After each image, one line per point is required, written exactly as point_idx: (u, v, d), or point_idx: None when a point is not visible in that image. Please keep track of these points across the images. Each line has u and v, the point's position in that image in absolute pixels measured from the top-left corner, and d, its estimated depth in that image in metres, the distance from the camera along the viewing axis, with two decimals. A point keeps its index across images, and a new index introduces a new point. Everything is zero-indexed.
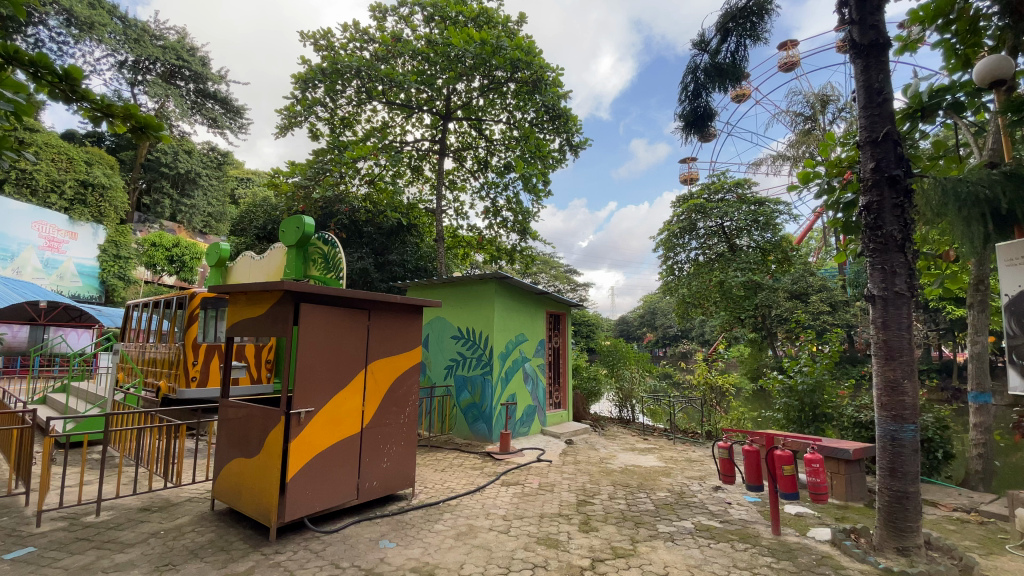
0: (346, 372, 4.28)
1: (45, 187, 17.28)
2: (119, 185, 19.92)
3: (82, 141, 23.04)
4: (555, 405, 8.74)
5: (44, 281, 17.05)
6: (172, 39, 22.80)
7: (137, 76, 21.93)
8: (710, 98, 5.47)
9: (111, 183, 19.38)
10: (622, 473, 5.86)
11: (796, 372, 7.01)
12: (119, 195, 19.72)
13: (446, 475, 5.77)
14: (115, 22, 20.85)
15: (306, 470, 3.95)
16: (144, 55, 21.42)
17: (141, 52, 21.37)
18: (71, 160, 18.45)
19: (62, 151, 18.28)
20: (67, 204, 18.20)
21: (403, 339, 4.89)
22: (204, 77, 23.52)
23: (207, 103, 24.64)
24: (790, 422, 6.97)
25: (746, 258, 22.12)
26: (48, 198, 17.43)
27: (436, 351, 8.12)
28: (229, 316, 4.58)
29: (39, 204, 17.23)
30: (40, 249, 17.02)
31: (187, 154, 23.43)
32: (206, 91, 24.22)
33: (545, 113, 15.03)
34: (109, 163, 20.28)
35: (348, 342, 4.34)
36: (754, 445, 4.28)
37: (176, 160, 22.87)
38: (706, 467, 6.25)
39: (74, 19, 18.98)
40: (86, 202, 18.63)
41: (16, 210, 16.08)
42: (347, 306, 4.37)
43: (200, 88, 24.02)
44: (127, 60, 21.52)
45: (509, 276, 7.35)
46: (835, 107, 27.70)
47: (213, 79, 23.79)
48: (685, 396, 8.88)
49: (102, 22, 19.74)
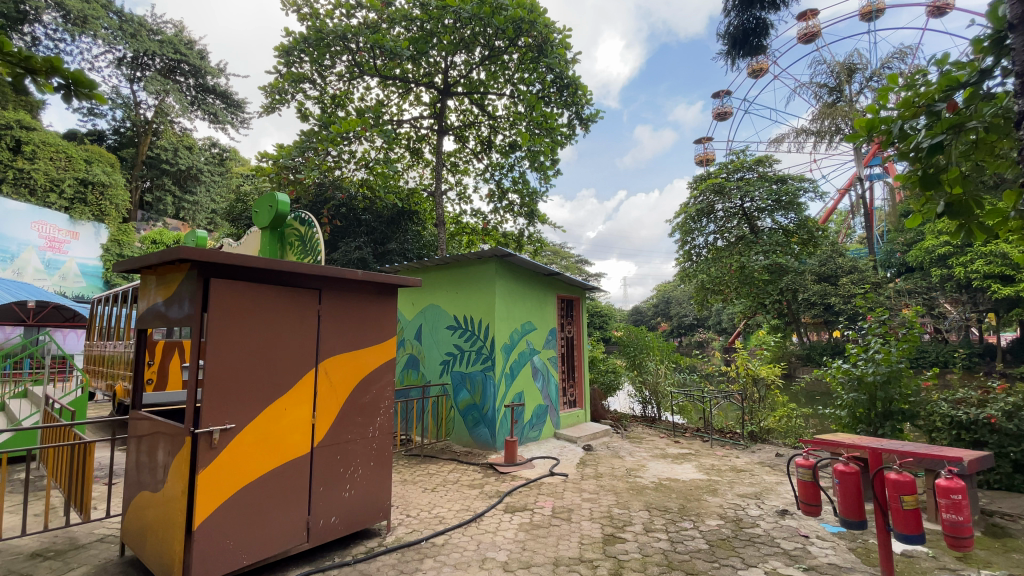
0: (285, 371, 3.17)
1: (42, 187, 16.42)
2: (120, 183, 18.93)
3: (82, 139, 22.18)
4: (569, 404, 7.53)
5: (47, 282, 16.22)
6: (170, 32, 21.47)
7: (135, 73, 21.00)
8: (767, 9, 4.23)
9: (112, 181, 18.41)
10: (657, 492, 4.66)
11: (864, 361, 5.73)
12: (120, 193, 18.75)
13: (436, 497, 4.63)
14: (111, 17, 19.62)
15: (227, 510, 2.85)
16: (141, 51, 20.26)
17: (138, 47, 20.15)
18: (70, 158, 17.50)
19: (60, 150, 17.29)
20: (68, 203, 17.30)
21: (373, 327, 3.74)
22: (204, 71, 22.36)
23: (207, 98, 23.49)
24: (857, 422, 5.76)
25: (769, 239, 20.75)
26: (48, 198, 16.53)
27: (430, 345, 6.96)
28: (141, 300, 3.48)
29: (39, 204, 16.35)
30: (41, 249, 16.17)
31: (188, 150, 22.44)
32: (207, 86, 23.03)
33: (552, 84, 13.77)
34: (110, 161, 19.33)
35: (287, 332, 3.20)
36: (853, 464, 3.07)
37: (176, 156, 21.85)
38: (762, 482, 5.04)
39: (69, 15, 17.93)
40: (86, 201, 17.70)
41: (15, 210, 15.25)
42: (285, 284, 3.23)
43: (200, 82, 22.85)
44: (126, 56, 20.53)
45: (512, 254, 6.17)
46: (862, 75, 25.93)
47: (212, 73, 22.55)
48: (722, 391, 7.60)
49: (96, 16, 18.58)
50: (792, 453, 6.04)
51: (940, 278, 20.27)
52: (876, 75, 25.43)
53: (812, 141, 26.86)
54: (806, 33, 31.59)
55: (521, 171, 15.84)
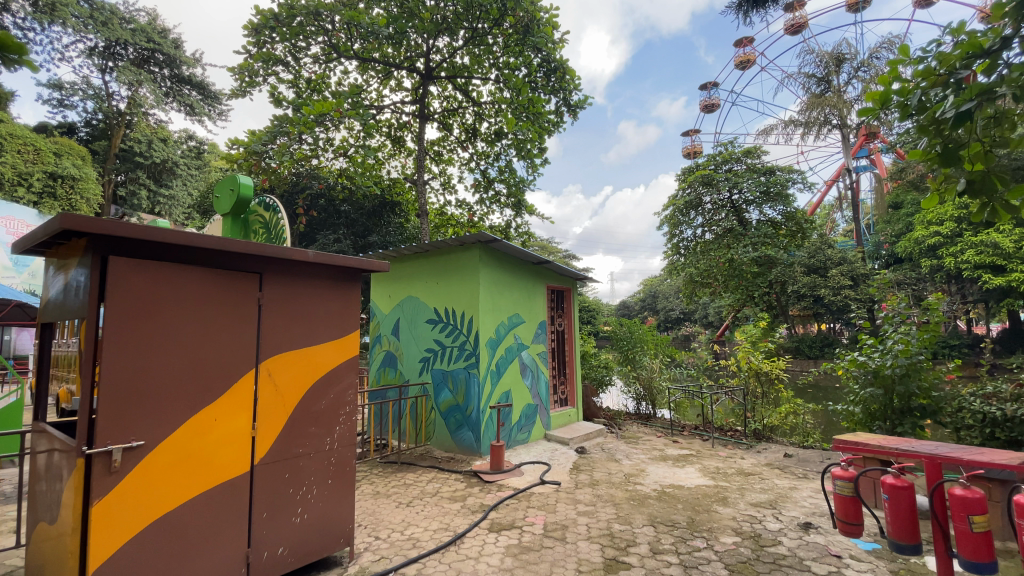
0: (215, 374, 2.58)
1: (9, 182, 14.81)
2: (93, 177, 17.11)
3: (52, 131, 20.22)
4: (560, 402, 7.00)
5: (16, 281, 15.28)
6: (142, 21, 19.51)
7: (107, 63, 19.23)
8: None
9: (84, 174, 16.76)
10: (661, 503, 4.14)
11: (880, 352, 5.28)
12: (93, 187, 17.00)
13: (412, 513, 4.04)
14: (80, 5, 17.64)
15: (134, 550, 2.26)
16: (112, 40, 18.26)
17: (109, 35, 18.19)
18: (39, 151, 15.82)
19: (29, 141, 15.58)
20: (36, 197, 15.73)
21: (331, 319, 3.16)
22: (179, 61, 20.37)
23: (183, 89, 21.57)
24: (872, 419, 5.34)
25: (757, 231, 20.49)
26: (14, 192, 14.93)
27: (408, 340, 6.35)
28: (45, 288, 2.88)
29: (4, 199, 14.80)
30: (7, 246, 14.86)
31: (163, 143, 20.66)
32: (183, 77, 21.09)
33: (539, 67, 13.20)
34: (82, 153, 17.62)
35: (217, 325, 2.61)
36: (905, 477, 2.63)
37: (151, 148, 20.07)
38: (776, 489, 4.55)
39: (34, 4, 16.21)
40: (56, 195, 16.06)
41: None
42: (215, 266, 2.64)
43: (176, 73, 20.91)
44: (97, 46, 18.78)
45: (497, 240, 5.59)
46: (851, 65, 25.74)
47: (187, 63, 20.65)
48: (723, 387, 7.12)
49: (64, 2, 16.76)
50: (803, 452, 5.58)
51: (929, 268, 20.17)
52: (864, 65, 25.27)
53: (800, 133, 26.63)
54: (792, 25, 31.38)
55: (508, 160, 15.25)
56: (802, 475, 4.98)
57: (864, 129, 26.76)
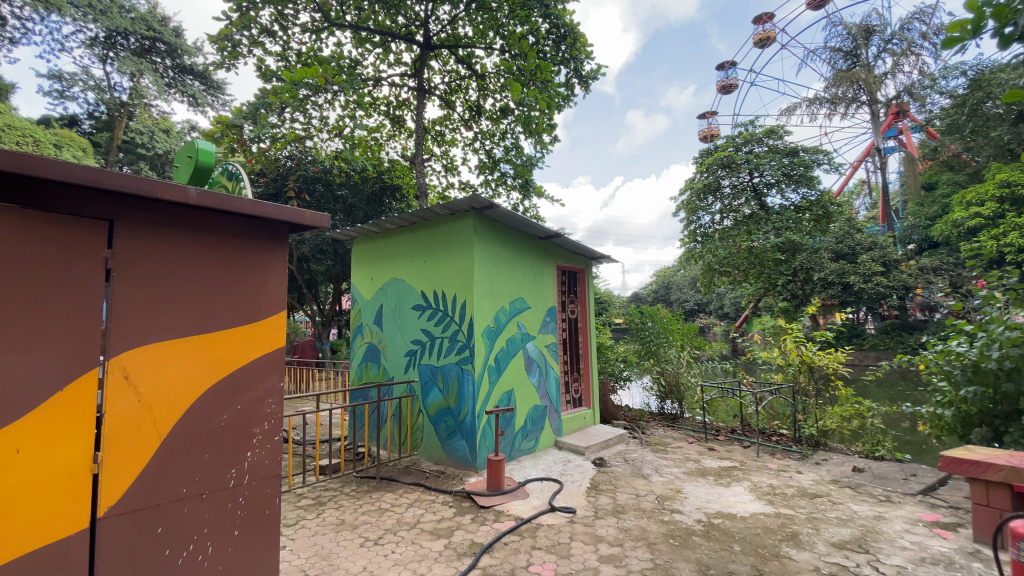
0: (21, 377, 1.61)
1: None
2: None
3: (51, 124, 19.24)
4: (574, 403, 5.95)
5: None
6: (142, 8, 18.26)
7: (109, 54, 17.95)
8: None
9: None
10: (712, 544, 3.08)
11: (982, 340, 4.13)
12: None
13: (379, 557, 3.04)
14: None
15: None
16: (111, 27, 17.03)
17: (108, 23, 17.02)
18: (38, 142, 14.88)
19: (27, 133, 14.76)
20: None
21: (234, 295, 2.18)
22: (182, 50, 18.93)
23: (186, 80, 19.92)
24: (970, 423, 4.25)
25: (779, 216, 19.18)
26: None
27: (392, 331, 5.31)
28: None
29: None
30: None
31: (165, 134, 19.21)
32: (186, 66, 19.48)
33: (547, 33, 12.02)
34: (82, 145, 16.72)
35: (23, 300, 1.62)
36: None
37: (153, 140, 18.23)
38: (858, 520, 3.52)
39: None
40: None
41: None
42: (22, 206, 1.64)
43: (178, 63, 19.38)
44: (98, 35, 17.51)
45: (495, 207, 4.52)
46: (881, 37, 24.15)
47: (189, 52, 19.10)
48: (769, 385, 6.01)
49: None
50: (878, 467, 4.53)
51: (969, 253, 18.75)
52: (896, 37, 23.67)
53: (826, 111, 25.10)
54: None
55: (514, 139, 14.13)
56: (885, 498, 3.93)
57: (895, 106, 25.16)
